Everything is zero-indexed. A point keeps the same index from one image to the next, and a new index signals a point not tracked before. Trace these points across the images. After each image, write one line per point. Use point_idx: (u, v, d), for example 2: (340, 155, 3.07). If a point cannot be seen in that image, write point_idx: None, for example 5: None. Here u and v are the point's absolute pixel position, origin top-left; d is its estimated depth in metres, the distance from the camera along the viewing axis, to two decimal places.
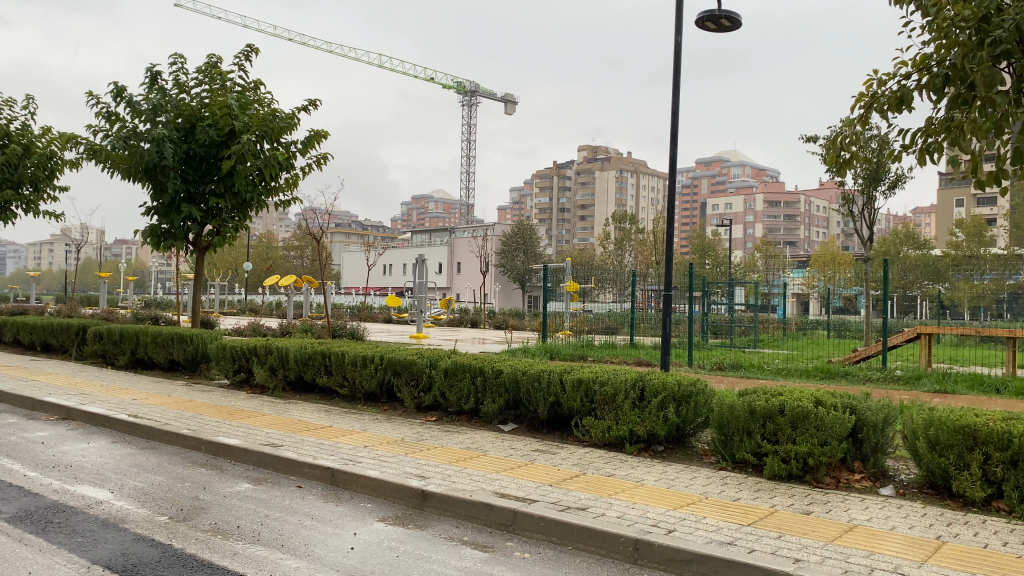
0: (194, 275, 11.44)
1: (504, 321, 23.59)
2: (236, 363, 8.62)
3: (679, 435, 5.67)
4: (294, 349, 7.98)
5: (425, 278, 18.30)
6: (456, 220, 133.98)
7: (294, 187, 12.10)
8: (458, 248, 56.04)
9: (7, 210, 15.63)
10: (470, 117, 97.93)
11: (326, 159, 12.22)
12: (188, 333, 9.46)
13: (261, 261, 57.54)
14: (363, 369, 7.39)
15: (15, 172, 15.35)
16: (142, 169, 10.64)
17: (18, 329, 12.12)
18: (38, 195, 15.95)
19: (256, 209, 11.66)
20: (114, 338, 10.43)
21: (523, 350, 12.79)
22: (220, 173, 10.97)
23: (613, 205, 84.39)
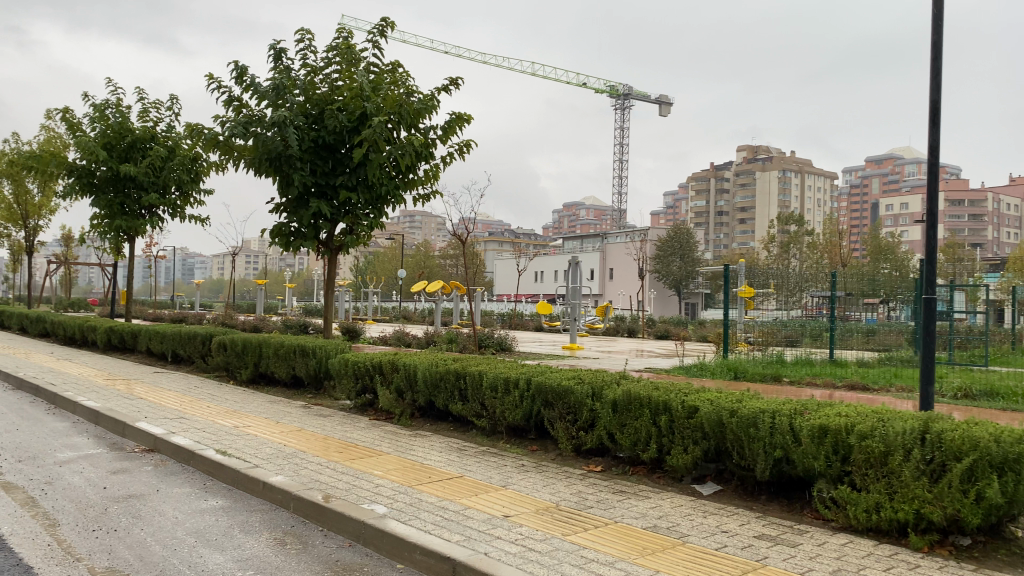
0: (325, 281, 10.07)
1: (666, 330, 21.42)
2: (358, 383, 7.12)
3: (996, 521, 3.56)
4: (423, 367, 6.41)
5: (579, 282, 16.52)
6: (608, 225, 131.64)
7: (434, 179, 10.62)
8: (612, 254, 53.99)
9: (153, 215, 15.36)
10: (624, 120, 95.76)
11: (470, 147, 10.67)
12: (318, 341, 8.24)
13: (415, 268, 57.96)
14: (506, 396, 5.71)
15: (160, 175, 14.95)
16: (267, 159, 9.50)
17: (151, 338, 11.42)
18: (184, 199, 15.50)
19: (393, 205, 10.23)
20: (237, 350, 9.33)
21: (700, 368, 10.83)
22: (350, 163, 9.65)
23: (776, 207, 79.47)
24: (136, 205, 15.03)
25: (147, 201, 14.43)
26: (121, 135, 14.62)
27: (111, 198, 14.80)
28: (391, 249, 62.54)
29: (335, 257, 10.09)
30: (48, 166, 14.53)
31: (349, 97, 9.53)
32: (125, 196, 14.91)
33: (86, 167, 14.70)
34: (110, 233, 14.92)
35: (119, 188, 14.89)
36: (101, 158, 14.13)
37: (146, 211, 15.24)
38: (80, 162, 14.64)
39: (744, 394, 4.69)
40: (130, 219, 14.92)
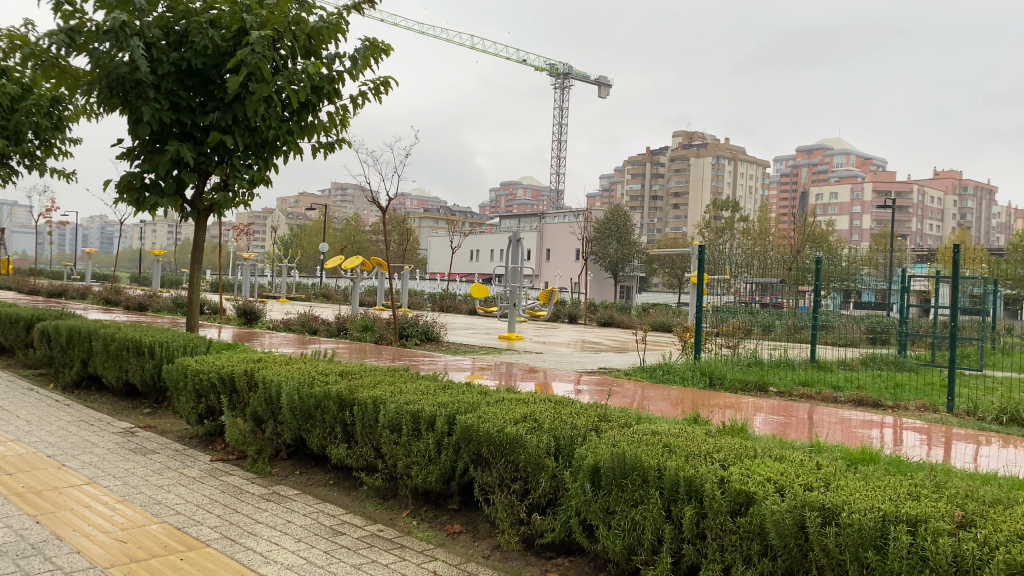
0: (194, 252, 7.72)
1: (609, 318, 19.50)
2: (200, 403, 4.85)
3: None
4: (289, 387, 4.25)
5: (518, 263, 14.39)
6: (543, 205, 129.91)
7: (342, 125, 8.35)
8: (548, 234, 52.07)
9: (4, 165, 12.54)
10: (563, 100, 94.04)
11: (387, 85, 8.41)
12: (169, 334, 5.99)
13: (342, 244, 54.95)
14: (413, 443, 3.61)
15: (11, 119, 12.14)
16: (109, 86, 7.05)
17: None
18: (45, 149, 12.72)
19: (285, 156, 7.94)
20: (63, 341, 6.91)
21: (665, 371, 8.90)
22: (224, 97, 7.30)
23: (712, 192, 78.82)
24: None
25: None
26: None
27: None
28: (317, 223, 59.33)
29: (206, 221, 7.75)
30: None
31: (224, 7, 7.16)
32: None
33: None
34: None
35: None
36: None
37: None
38: None
39: (823, 472, 2.68)
40: None
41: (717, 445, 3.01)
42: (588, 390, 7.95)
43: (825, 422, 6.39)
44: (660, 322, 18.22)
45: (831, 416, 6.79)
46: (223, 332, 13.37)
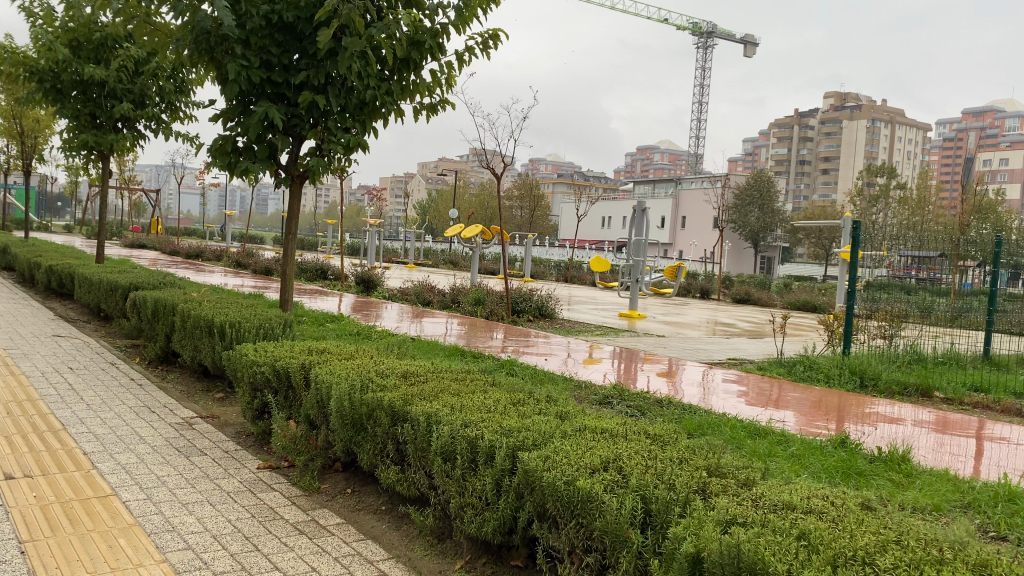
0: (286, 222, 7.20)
1: (745, 294, 18.05)
2: (254, 400, 4.24)
3: None
4: (338, 392, 3.54)
5: (645, 235, 13.33)
6: (681, 170, 125.88)
7: (447, 85, 7.57)
8: (684, 201, 50.04)
9: (131, 129, 12.56)
10: (705, 61, 90.16)
11: (498, 39, 7.54)
12: (243, 314, 5.45)
13: (475, 208, 54.98)
14: (469, 479, 2.82)
15: (136, 86, 12.10)
16: (196, 42, 6.53)
17: (81, 285, 8.78)
18: (170, 115, 12.67)
19: (384, 118, 7.25)
20: (150, 314, 6.57)
21: (806, 366, 7.73)
22: (317, 52, 6.66)
23: (865, 158, 73.62)
24: (110, 116, 12.29)
25: (117, 113, 11.62)
26: (88, 30, 11.72)
27: (78, 106, 12.06)
28: (451, 187, 59.67)
29: (300, 188, 7.19)
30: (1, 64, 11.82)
31: None
32: (94, 104, 12.15)
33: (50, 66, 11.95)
34: (77, 149, 12.20)
35: (87, 95, 12.11)
36: (60, 57, 11.31)
37: (123, 126, 12.49)
38: (39, 60, 11.84)
39: None
40: (101, 134, 12.16)
41: (884, 531, 2.03)
42: (707, 388, 6.93)
43: (997, 445, 5.16)
44: (802, 300, 16.64)
45: (1006, 436, 5.52)
46: (339, 301, 13.08)
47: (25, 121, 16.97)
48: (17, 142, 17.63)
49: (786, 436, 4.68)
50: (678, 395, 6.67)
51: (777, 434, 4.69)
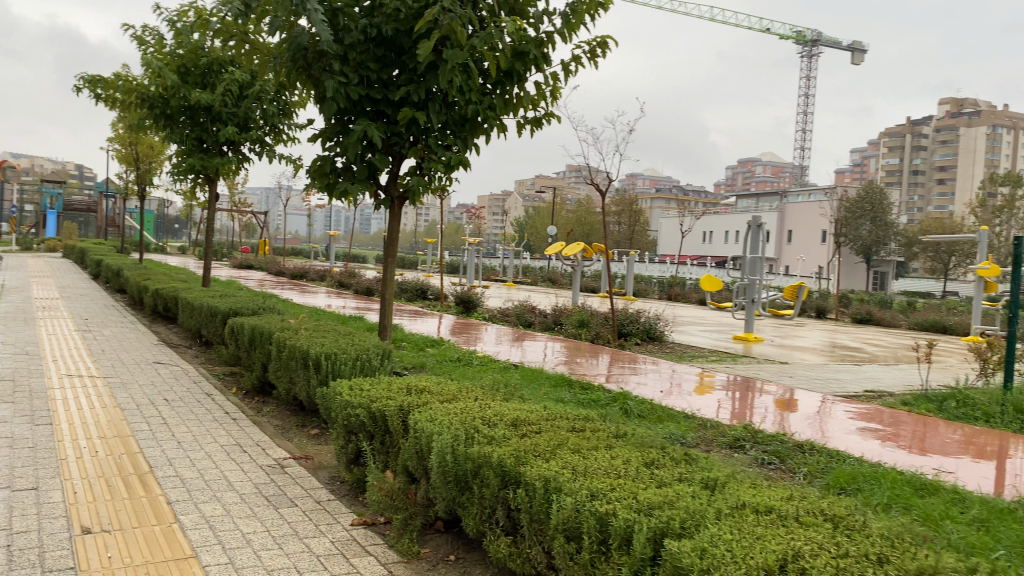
0: (385, 244, 6.85)
1: (866, 314, 16.83)
2: (348, 445, 3.83)
3: None
4: (438, 445, 3.06)
5: (760, 252, 12.51)
6: (785, 183, 121.97)
7: (553, 98, 7.11)
8: (790, 215, 48.14)
9: (236, 153, 12.63)
10: (810, 71, 87.32)
11: (607, 47, 7.03)
12: (340, 344, 5.10)
13: (573, 225, 54.46)
14: (600, 566, 2.29)
15: (241, 109, 12.14)
16: (294, 59, 6.27)
17: (184, 309, 8.70)
18: (274, 137, 12.66)
19: (487, 135, 6.84)
20: (248, 342, 6.31)
21: (955, 401, 6.84)
22: (417, 67, 6.30)
23: (986, 167, 69.38)
24: (216, 140, 12.40)
25: (222, 136, 11.67)
26: (195, 55, 11.87)
27: (186, 131, 12.21)
28: (549, 204, 59.36)
29: (399, 209, 6.84)
30: (115, 92, 12.13)
31: None
32: (201, 129, 12.29)
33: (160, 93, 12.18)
34: (185, 174, 12.34)
35: (195, 119, 12.26)
36: (169, 83, 11.45)
37: (228, 149, 12.56)
38: (150, 87, 12.08)
39: None
40: (207, 158, 12.26)
41: None
42: (838, 424, 6.18)
43: None
44: (932, 321, 15.34)
45: None
46: (438, 323, 12.76)
47: (140, 147, 17.52)
48: (132, 167, 18.23)
49: (961, 492, 3.98)
50: (794, 431, 5.92)
51: (949, 490, 4.00)
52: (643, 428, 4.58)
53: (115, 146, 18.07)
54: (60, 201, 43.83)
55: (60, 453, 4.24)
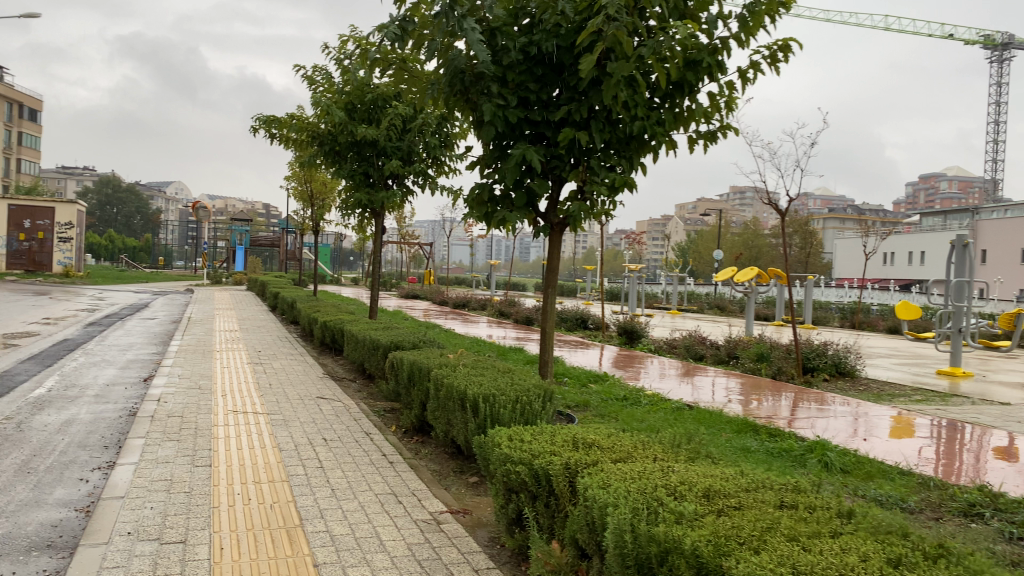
0: (547, 275, 6.39)
1: None
2: (508, 506, 3.37)
3: None
4: (614, 521, 2.52)
5: (967, 276, 11.07)
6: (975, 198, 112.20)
7: (727, 110, 6.47)
8: (986, 233, 43.86)
9: (400, 186, 12.71)
10: (1002, 76, 80.09)
11: (788, 49, 6.33)
12: (500, 386, 4.67)
13: (739, 249, 52.32)
14: None
15: (404, 142, 12.20)
16: (451, 84, 5.98)
17: (349, 343, 8.65)
18: (436, 169, 12.65)
19: (655, 153, 6.28)
20: (405, 379, 6.03)
21: None
22: (579, 84, 5.85)
23: None
24: (381, 174, 12.53)
25: (386, 169, 11.73)
26: (361, 92, 12.10)
27: (354, 166, 12.42)
28: (713, 228, 57.42)
29: (561, 238, 6.37)
30: (289, 131, 12.59)
31: None
32: (367, 164, 12.46)
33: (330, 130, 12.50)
34: (352, 208, 12.54)
35: (361, 155, 12.45)
36: (337, 120, 11.68)
37: (393, 182, 12.67)
38: (321, 126, 12.43)
39: None
40: (373, 192, 12.40)
41: None
42: None
43: None
44: None
45: None
46: (602, 356, 12.18)
47: (314, 184, 18.26)
48: (307, 204, 19.03)
49: None
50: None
51: None
52: (855, 491, 3.83)
53: (291, 185, 18.95)
54: (247, 237, 47.17)
55: (214, 501, 4.07)
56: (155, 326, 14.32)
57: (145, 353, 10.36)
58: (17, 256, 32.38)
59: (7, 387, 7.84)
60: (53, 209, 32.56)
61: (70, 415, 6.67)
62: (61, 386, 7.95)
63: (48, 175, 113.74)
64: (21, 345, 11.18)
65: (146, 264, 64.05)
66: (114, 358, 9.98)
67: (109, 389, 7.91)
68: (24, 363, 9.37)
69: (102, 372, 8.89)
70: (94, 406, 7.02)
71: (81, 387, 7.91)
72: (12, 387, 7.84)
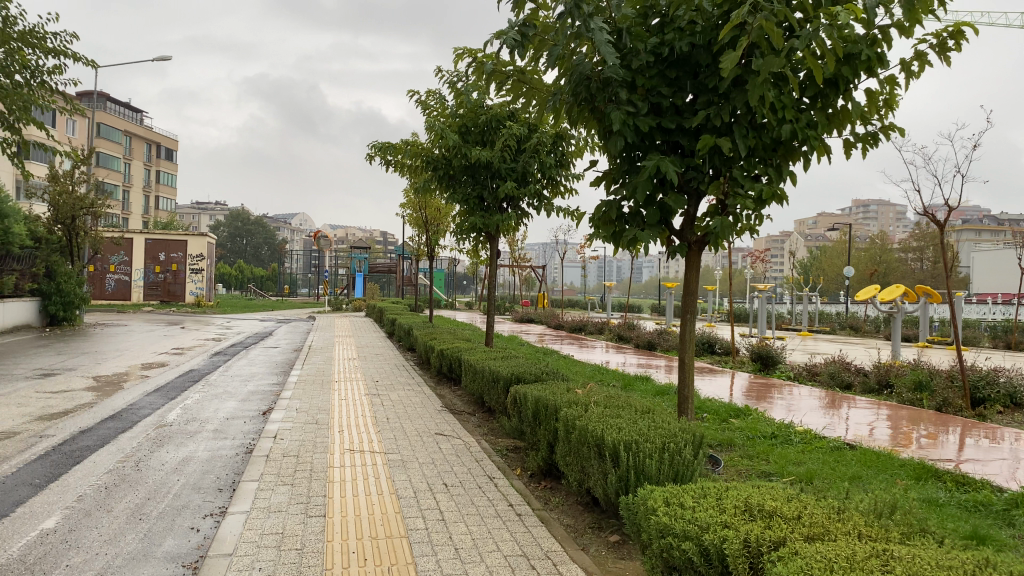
0: (684, 300, 5.74)
1: None
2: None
3: None
4: None
5: None
6: None
7: (888, 110, 5.69)
8: None
9: (515, 208, 12.27)
10: None
11: (960, 35, 5.52)
12: (642, 430, 4.05)
13: (869, 265, 49.43)
14: None
15: (519, 163, 11.78)
16: (575, 94, 5.48)
17: (466, 374, 8.20)
18: (552, 189, 12.16)
19: (806, 161, 5.57)
20: (530, 417, 5.49)
21: None
22: (718, 86, 5.24)
23: None
24: (495, 198, 12.14)
25: (501, 192, 11.30)
26: (475, 114, 11.79)
27: (468, 190, 12.08)
28: (839, 243, 54.57)
29: (700, 259, 5.71)
30: (403, 157, 12.41)
31: None
32: (481, 187, 12.08)
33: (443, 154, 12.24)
34: (467, 232, 12.19)
35: (475, 177, 12.09)
36: (450, 143, 11.39)
37: (508, 205, 12.26)
38: (434, 150, 12.18)
39: None
40: (487, 215, 12.00)
41: None
42: None
43: None
44: None
45: None
46: (733, 384, 11.30)
47: (428, 210, 18.15)
48: (422, 230, 18.94)
49: None
50: None
51: None
52: None
53: (407, 211, 18.92)
54: (366, 264, 48.23)
55: (326, 559, 3.66)
56: (277, 355, 14.38)
57: (265, 384, 10.26)
58: (154, 288, 34.10)
59: (130, 420, 7.79)
60: (185, 242, 34.15)
61: (187, 452, 6.48)
62: (182, 419, 7.85)
63: (184, 211, 120.97)
64: (150, 377, 11.34)
65: (271, 292, 66.60)
66: (235, 389, 9.90)
67: (228, 423, 7.74)
68: (149, 395, 9.40)
69: (223, 405, 8.78)
70: (211, 442, 6.82)
71: (201, 421, 7.77)
72: (135, 421, 7.78)
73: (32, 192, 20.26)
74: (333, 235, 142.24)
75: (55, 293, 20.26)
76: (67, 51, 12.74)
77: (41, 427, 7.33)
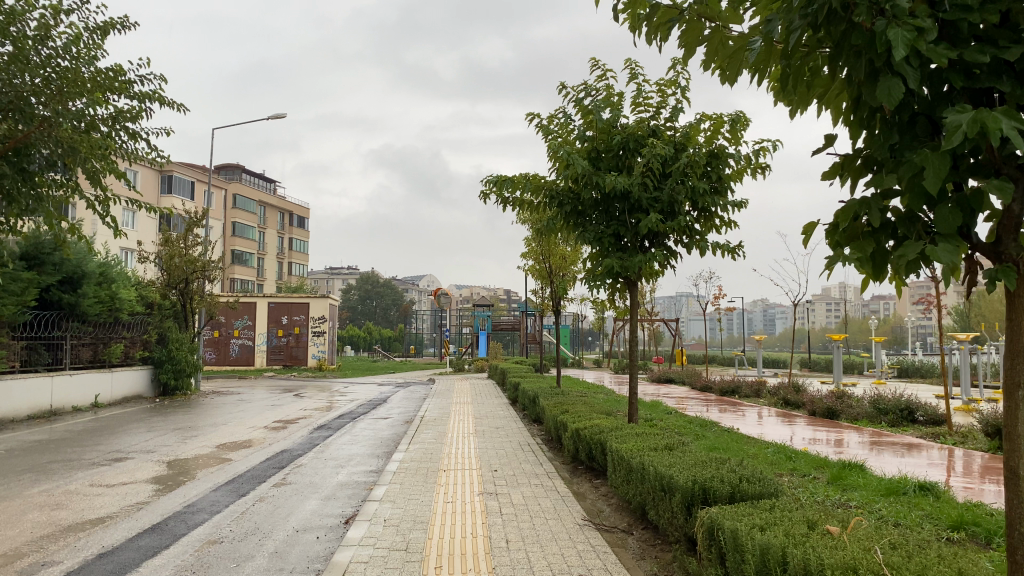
0: None
1: None
2: None
3: None
4: None
5: None
6: None
7: None
8: None
9: (660, 246, 9.99)
10: None
11: None
12: None
13: None
14: None
15: (664, 190, 9.52)
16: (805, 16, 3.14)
17: (616, 468, 5.87)
18: (706, 221, 9.83)
19: None
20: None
21: None
22: None
23: None
24: (635, 235, 9.86)
25: (645, 227, 8.99)
26: (607, 134, 9.70)
27: (601, 227, 9.88)
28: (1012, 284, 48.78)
29: None
30: (522, 193, 10.38)
31: None
32: (618, 223, 9.88)
33: (570, 187, 10.13)
34: (602, 278, 9.95)
35: (610, 213, 9.91)
36: (579, 168, 9.28)
37: (651, 243, 9.99)
38: (560, 181, 10.07)
39: None
40: (626, 256, 9.72)
41: None
42: None
43: None
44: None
45: None
46: (942, 467, 8.70)
47: (552, 257, 16.04)
48: (546, 282, 16.83)
49: None
50: None
51: None
52: None
53: (529, 262, 16.91)
54: (489, 322, 46.69)
55: None
56: (384, 428, 12.44)
57: (360, 472, 8.25)
58: (276, 352, 33.46)
59: (173, 532, 5.92)
60: (308, 304, 33.42)
61: None
62: (240, 532, 5.92)
63: (317, 276, 124.77)
64: (233, 461, 9.58)
65: (398, 353, 66.35)
66: (320, 480, 7.94)
67: (296, 538, 5.69)
68: (218, 489, 7.57)
69: (299, 507, 6.80)
70: None
71: (262, 536, 5.80)
72: (179, 533, 5.89)
73: (145, 256, 19.63)
74: (458, 294, 143.17)
75: (166, 361, 19.44)
76: (153, 96, 11.79)
77: (56, 547, 5.54)
